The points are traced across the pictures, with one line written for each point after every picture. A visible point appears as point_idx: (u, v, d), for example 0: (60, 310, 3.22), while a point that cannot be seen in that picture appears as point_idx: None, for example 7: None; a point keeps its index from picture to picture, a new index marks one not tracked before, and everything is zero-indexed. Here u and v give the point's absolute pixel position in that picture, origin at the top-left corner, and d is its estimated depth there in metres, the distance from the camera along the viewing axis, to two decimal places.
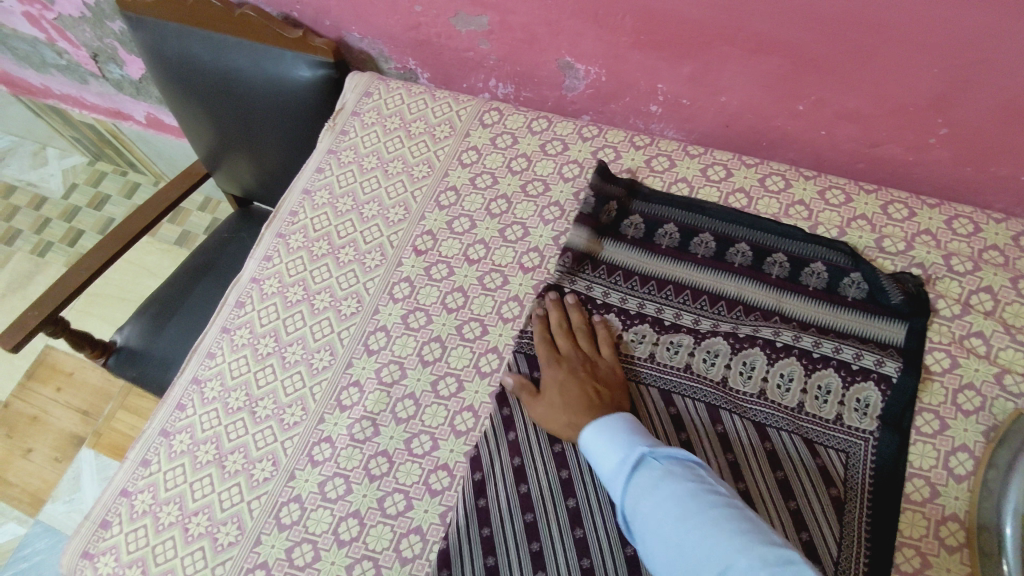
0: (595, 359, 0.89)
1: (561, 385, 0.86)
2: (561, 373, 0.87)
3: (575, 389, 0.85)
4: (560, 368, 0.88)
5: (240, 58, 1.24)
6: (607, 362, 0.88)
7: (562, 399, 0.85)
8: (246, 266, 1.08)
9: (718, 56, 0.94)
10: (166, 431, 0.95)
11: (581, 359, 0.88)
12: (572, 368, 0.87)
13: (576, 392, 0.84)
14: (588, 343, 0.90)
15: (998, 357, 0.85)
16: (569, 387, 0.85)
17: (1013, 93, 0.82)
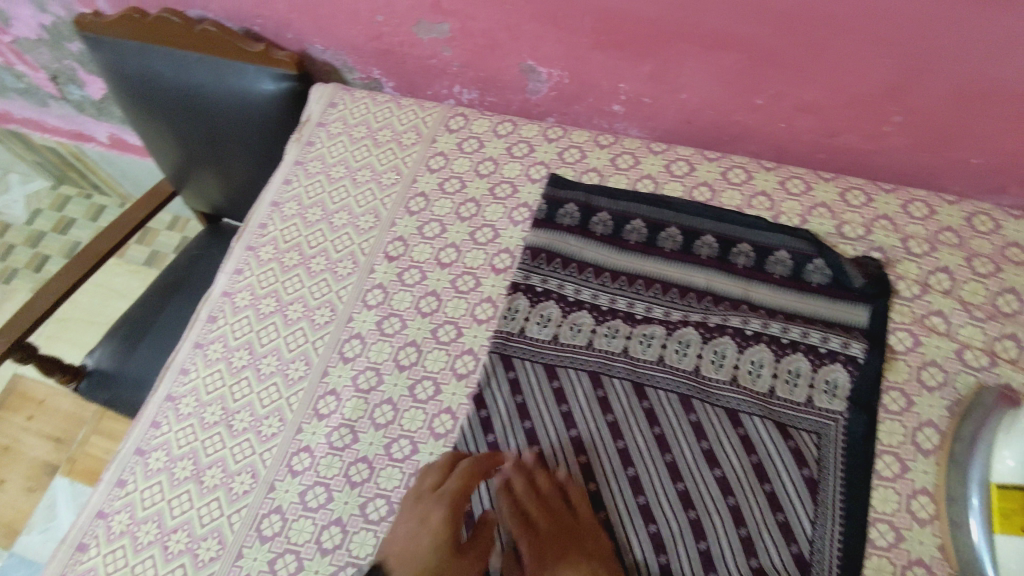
0: (435, 494, 0.79)
1: (427, 526, 0.76)
2: (405, 525, 0.78)
3: (428, 536, 0.76)
4: (421, 505, 0.79)
5: (203, 74, 1.23)
6: (450, 487, 0.79)
7: (423, 527, 0.77)
8: (217, 280, 1.07)
9: (675, 54, 0.97)
10: (142, 449, 0.94)
11: (427, 501, 0.79)
12: (420, 514, 0.78)
13: (429, 540, 0.75)
14: (444, 481, 0.80)
15: (958, 334, 0.87)
16: (419, 530, 0.77)
17: (958, 79, 0.85)
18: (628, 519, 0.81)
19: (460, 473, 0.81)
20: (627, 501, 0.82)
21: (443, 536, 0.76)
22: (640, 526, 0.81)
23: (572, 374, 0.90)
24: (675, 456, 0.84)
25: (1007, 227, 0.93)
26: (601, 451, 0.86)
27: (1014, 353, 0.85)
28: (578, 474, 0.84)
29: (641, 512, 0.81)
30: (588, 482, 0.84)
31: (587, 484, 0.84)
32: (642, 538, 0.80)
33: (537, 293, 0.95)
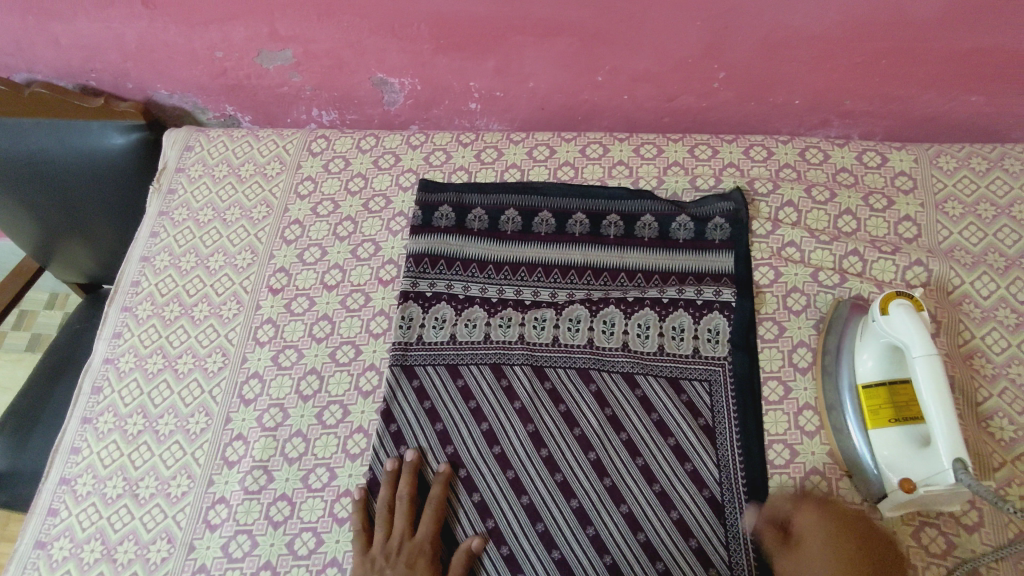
0: (414, 543, 0.82)
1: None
2: (392, 570, 0.79)
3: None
4: (387, 551, 0.81)
5: (44, 139, 1.17)
6: (426, 532, 0.83)
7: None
8: (96, 350, 1.02)
9: (514, 46, 1.01)
10: (42, 541, 0.88)
11: (400, 553, 0.81)
12: (402, 562, 0.80)
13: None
14: (409, 525, 0.83)
15: (811, 259, 0.96)
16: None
17: (765, 31, 0.93)
18: (550, 500, 0.84)
19: (402, 516, 0.83)
20: (545, 481, 0.85)
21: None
22: (562, 504, 0.84)
23: (474, 369, 0.92)
24: (583, 428, 0.88)
25: (836, 156, 1.03)
26: (512, 438, 0.88)
27: (859, 266, 0.94)
28: (495, 465, 0.87)
29: (560, 489, 0.85)
30: (506, 470, 0.86)
31: (505, 473, 0.86)
32: (565, 515, 0.83)
33: (427, 298, 0.97)
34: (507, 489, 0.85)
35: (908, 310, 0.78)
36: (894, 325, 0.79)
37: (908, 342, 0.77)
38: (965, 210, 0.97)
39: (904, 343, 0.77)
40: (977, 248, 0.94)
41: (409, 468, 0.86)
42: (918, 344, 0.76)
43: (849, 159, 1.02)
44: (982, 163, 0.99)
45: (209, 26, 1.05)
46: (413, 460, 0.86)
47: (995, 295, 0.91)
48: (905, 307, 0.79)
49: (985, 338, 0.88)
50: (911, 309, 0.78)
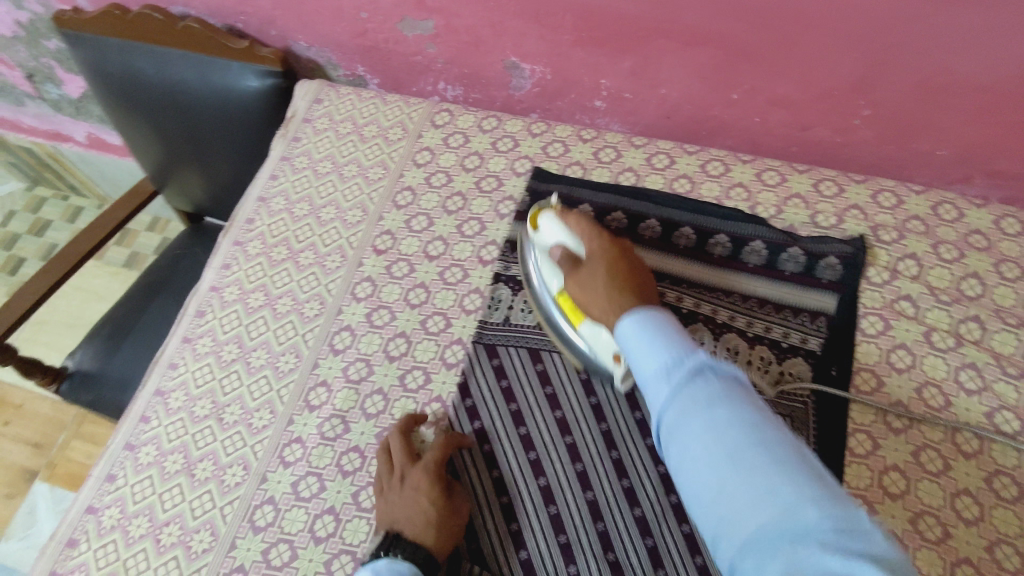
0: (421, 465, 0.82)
1: (403, 507, 0.79)
2: (404, 496, 0.80)
3: (426, 503, 0.79)
4: (399, 478, 0.82)
5: (187, 70, 1.24)
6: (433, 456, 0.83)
7: (412, 500, 0.79)
8: (204, 276, 1.07)
9: (655, 50, 1.00)
10: (131, 444, 0.94)
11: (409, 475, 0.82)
12: (411, 485, 0.80)
13: (427, 509, 0.79)
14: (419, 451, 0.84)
15: (926, 317, 0.91)
16: (410, 507, 0.79)
17: (924, 73, 0.89)
18: (614, 503, 0.82)
19: (402, 448, 0.84)
20: (612, 484, 0.84)
21: (440, 501, 0.80)
22: (625, 509, 0.82)
23: (556, 357, 0.93)
24: None
25: (970, 216, 0.97)
26: (586, 432, 0.87)
27: (978, 334, 0.90)
28: (566, 455, 0.86)
29: (625, 496, 0.83)
30: (575, 462, 0.85)
31: (574, 464, 0.85)
32: (627, 521, 0.81)
33: (518, 282, 0.98)
34: (573, 481, 0.84)
35: (552, 216, 0.90)
36: (547, 232, 0.90)
37: (568, 241, 0.88)
38: None
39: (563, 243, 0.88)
40: None
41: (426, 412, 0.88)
42: (574, 235, 0.87)
43: (984, 222, 0.97)
44: None
45: None
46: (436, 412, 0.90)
47: None
48: (548, 214, 0.90)
49: None
50: (556, 216, 0.90)
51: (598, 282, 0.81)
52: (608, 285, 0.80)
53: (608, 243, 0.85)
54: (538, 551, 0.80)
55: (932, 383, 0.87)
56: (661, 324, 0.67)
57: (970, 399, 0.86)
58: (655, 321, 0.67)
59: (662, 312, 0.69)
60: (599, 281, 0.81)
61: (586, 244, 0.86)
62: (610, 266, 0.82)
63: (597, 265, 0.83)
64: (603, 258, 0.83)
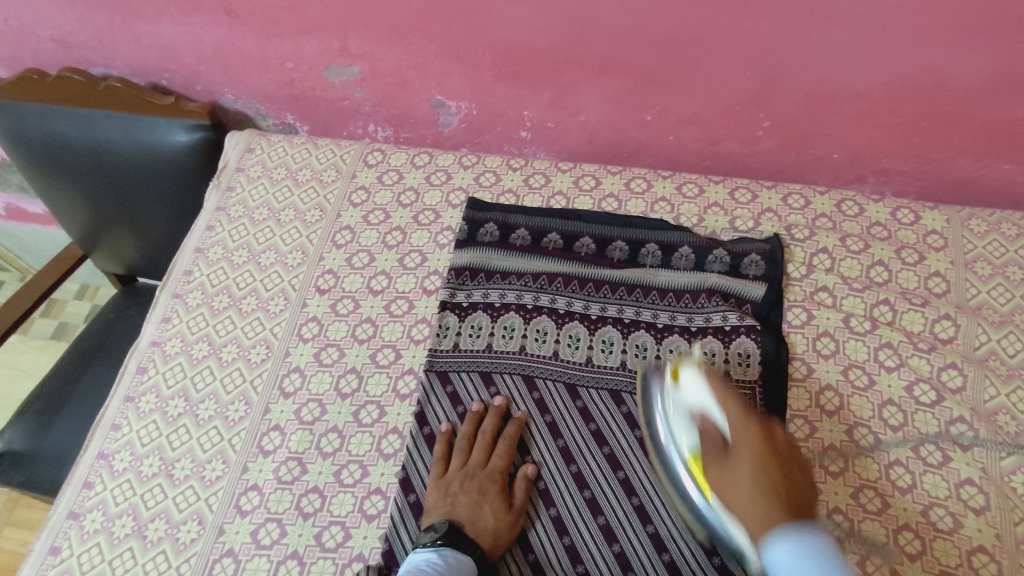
0: (486, 472, 0.87)
1: (469, 508, 0.84)
2: (465, 498, 0.85)
3: (490, 514, 0.83)
4: (461, 480, 0.87)
5: (111, 129, 1.23)
6: (497, 463, 0.88)
7: (477, 505, 0.84)
8: (143, 332, 1.05)
9: (571, 80, 1.06)
10: (74, 513, 0.89)
11: (473, 480, 0.87)
12: (475, 490, 0.86)
13: (492, 517, 0.83)
14: (484, 458, 0.89)
15: (843, 305, 0.99)
16: (475, 510, 0.84)
17: (811, 85, 0.99)
18: (578, 514, 0.85)
19: (479, 449, 0.89)
20: (574, 496, 0.86)
21: (501, 506, 0.84)
22: (589, 519, 0.84)
23: (508, 378, 0.95)
24: (613, 447, 0.89)
25: (870, 210, 1.07)
26: (544, 449, 0.90)
27: (889, 316, 0.97)
28: None
29: (588, 506, 0.85)
30: (537, 480, 0.88)
31: (535, 483, 0.87)
32: (591, 531, 0.83)
33: (463, 308, 1.00)
34: (536, 499, 0.86)
35: (698, 373, 0.81)
36: (691, 390, 0.81)
37: (711, 406, 0.78)
38: (993, 271, 1.00)
39: (705, 408, 0.79)
40: (1005, 308, 0.97)
41: (494, 410, 0.92)
42: (723, 410, 0.77)
43: (882, 214, 1.06)
44: (1011, 228, 1.03)
45: (284, 38, 1.11)
46: (499, 405, 0.92)
47: (1021, 355, 0.93)
48: (693, 368, 0.82)
49: (1010, 396, 0.90)
50: (700, 372, 0.81)
51: (745, 481, 0.70)
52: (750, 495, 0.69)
53: (773, 470, 0.71)
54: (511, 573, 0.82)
55: (855, 365, 0.94)
56: (802, 528, 0.64)
57: (890, 375, 0.92)
58: (811, 542, 0.63)
59: (813, 530, 0.64)
60: (747, 498, 0.69)
61: (728, 419, 0.77)
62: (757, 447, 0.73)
63: (747, 467, 0.72)
64: (761, 462, 0.72)
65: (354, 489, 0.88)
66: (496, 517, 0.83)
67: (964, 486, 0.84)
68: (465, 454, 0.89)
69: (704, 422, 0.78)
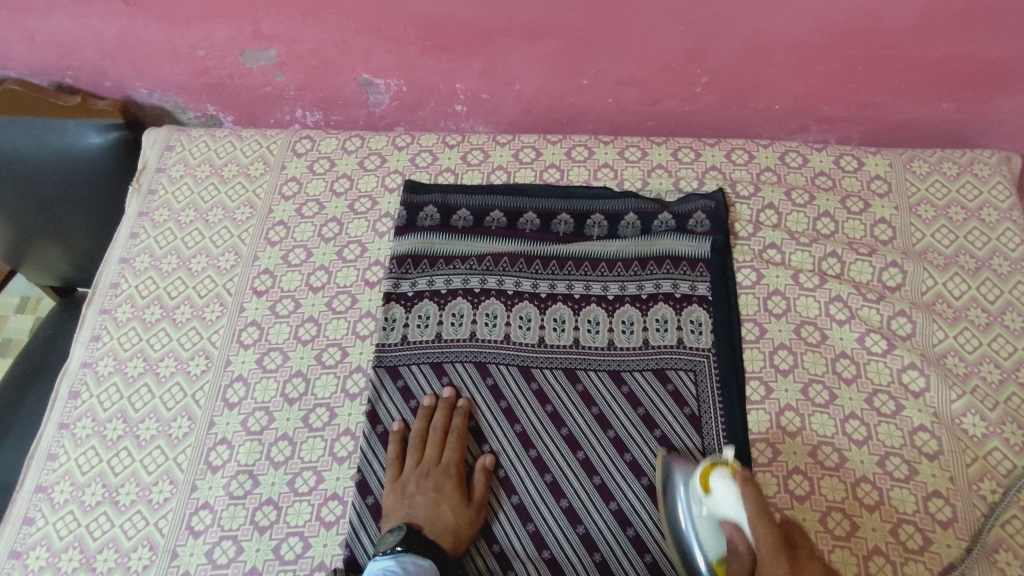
0: (441, 468, 0.85)
1: (427, 508, 0.82)
2: (422, 497, 0.83)
3: (449, 512, 0.82)
4: (417, 480, 0.85)
5: (17, 136, 1.15)
6: (452, 458, 0.86)
7: (434, 504, 0.82)
8: (74, 353, 0.99)
9: (500, 49, 1.01)
10: (17, 551, 0.85)
11: (429, 478, 0.85)
12: (431, 487, 0.84)
13: (451, 514, 0.82)
14: (438, 453, 0.86)
15: (792, 261, 0.97)
16: (433, 509, 0.82)
17: (746, 36, 0.95)
18: (540, 499, 0.83)
19: (432, 445, 0.87)
20: (534, 481, 0.85)
21: (459, 502, 0.82)
22: (552, 503, 0.83)
23: (460, 367, 0.92)
24: (570, 428, 0.87)
25: (814, 160, 1.05)
26: (501, 437, 0.88)
27: (838, 268, 0.96)
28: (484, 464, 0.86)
29: (550, 489, 0.84)
30: (495, 468, 0.86)
31: (495, 471, 0.86)
32: (555, 515, 0.82)
33: (408, 299, 0.96)
34: (497, 487, 0.85)
35: (730, 478, 0.71)
36: (720, 498, 0.71)
37: (743, 520, 0.69)
38: (937, 213, 1.00)
39: (737, 522, 0.69)
40: (949, 250, 0.97)
41: (443, 403, 0.89)
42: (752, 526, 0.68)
43: (826, 163, 1.04)
44: (953, 167, 1.03)
45: (191, 24, 1.04)
46: (446, 397, 0.90)
47: (967, 296, 0.93)
48: (724, 476, 0.71)
49: (958, 338, 0.90)
50: (733, 480, 0.70)
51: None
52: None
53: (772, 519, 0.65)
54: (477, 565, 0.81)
55: (807, 321, 0.93)
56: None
57: (841, 328, 0.92)
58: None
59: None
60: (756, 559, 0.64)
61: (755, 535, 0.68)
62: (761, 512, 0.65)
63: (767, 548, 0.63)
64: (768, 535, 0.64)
65: (310, 497, 0.85)
66: (456, 513, 0.82)
67: (918, 434, 0.84)
68: (418, 451, 0.87)
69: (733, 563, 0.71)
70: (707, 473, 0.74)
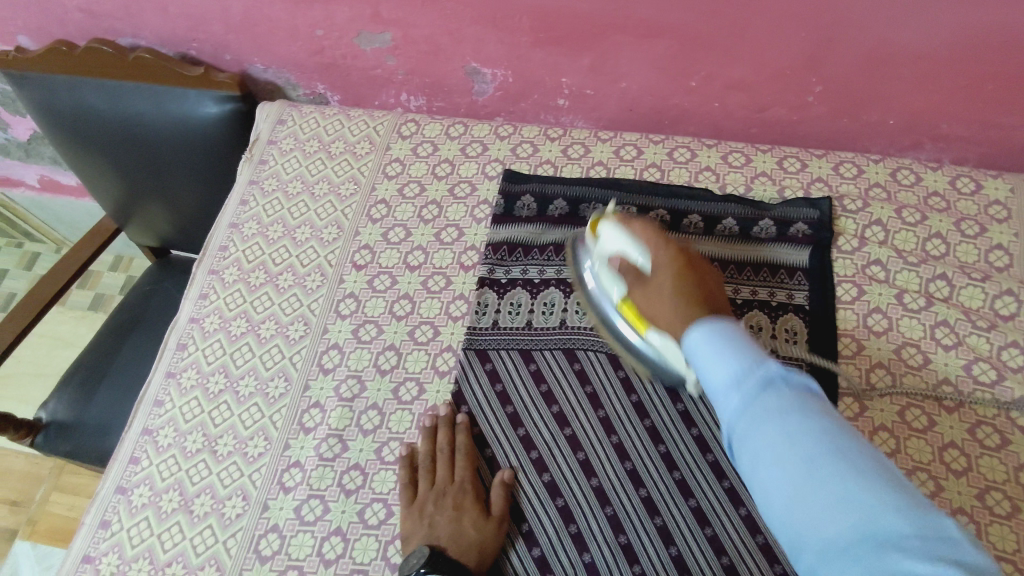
0: (456, 487, 0.85)
1: (449, 527, 0.81)
2: (443, 516, 0.82)
3: (470, 527, 0.81)
4: (433, 500, 0.84)
5: (142, 102, 1.22)
6: (465, 476, 0.85)
7: (456, 522, 0.82)
8: (182, 308, 1.05)
9: (612, 45, 1.02)
10: (122, 487, 0.91)
11: (445, 497, 0.84)
12: (450, 505, 0.83)
13: (473, 530, 0.81)
14: (450, 472, 0.86)
15: (897, 280, 0.95)
16: (455, 527, 0.81)
17: (870, 46, 0.93)
18: (619, 485, 0.84)
19: (443, 464, 0.86)
20: (615, 467, 0.85)
21: (480, 516, 0.82)
22: (631, 491, 0.83)
23: (548, 354, 0.93)
24: (654, 420, 0.87)
25: (928, 179, 1.02)
26: (584, 420, 0.88)
27: (947, 291, 0.93)
28: (566, 446, 0.87)
29: (630, 477, 0.84)
30: (576, 451, 0.86)
31: (575, 454, 0.86)
32: (634, 502, 0.83)
33: (502, 285, 0.98)
34: (577, 470, 0.85)
35: (614, 224, 0.84)
36: (609, 239, 0.83)
37: (628, 248, 0.81)
38: None
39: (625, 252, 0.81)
40: None
41: (445, 420, 0.89)
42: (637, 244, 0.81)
43: (940, 183, 1.01)
44: None
45: (315, 4, 1.08)
46: (447, 414, 0.89)
47: None
48: (612, 224, 0.84)
49: None
50: (620, 224, 0.83)
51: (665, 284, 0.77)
52: (672, 301, 0.75)
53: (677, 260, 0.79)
54: (551, 543, 0.81)
55: (910, 342, 0.90)
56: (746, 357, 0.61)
57: (947, 353, 0.89)
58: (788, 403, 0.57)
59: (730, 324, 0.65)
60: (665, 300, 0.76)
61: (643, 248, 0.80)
62: (678, 274, 0.78)
63: (665, 278, 0.78)
64: (669, 273, 0.78)
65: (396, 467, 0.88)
66: (478, 530, 0.81)
67: None
68: (428, 474, 0.86)
69: (631, 261, 0.81)
70: (597, 228, 0.87)
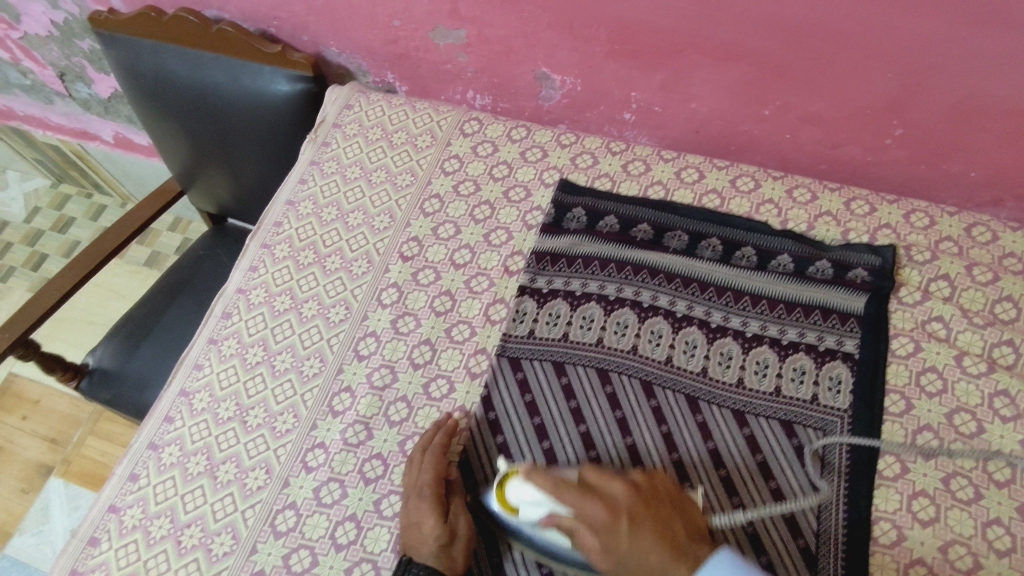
0: (418, 486, 0.82)
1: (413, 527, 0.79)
2: (412, 518, 0.80)
3: (429, 525, 0.78)
4: (409, 500, 0.82)
5: (217, 73, 1.25)
6: (428, 475, 0.82)
7: (419, 521, 0.79)
8: (231, 278, 1.08)
9: (687, 65, 1.00)
10: (154, 444, 0.94)
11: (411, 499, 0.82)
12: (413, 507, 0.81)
13: (431, 528, 0.78)
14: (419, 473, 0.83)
15: (957, 340, 0.90)
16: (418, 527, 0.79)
17: (961, 95, 0.89)
18: None
19: (413, 465, 0.84)
20: None
21: (437, 514, 0.79)
22: None
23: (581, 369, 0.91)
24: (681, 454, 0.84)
25: (1005, 239, 0.97)
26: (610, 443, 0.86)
27: (1011, 359, 0.88)
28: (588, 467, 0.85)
29: None
30: None
31: None
32: None
33: (542, 294, 0.97)
34: None
35: (525, 478, 0.73)
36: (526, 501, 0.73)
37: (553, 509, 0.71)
38: None
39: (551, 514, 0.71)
40: None
41: (435, 424, 0.88)
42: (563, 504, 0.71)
43: (1018, 244, 0.96)
44: None
45: None
46: (442, 418, 0.89)
47: None
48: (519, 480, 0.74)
49: None
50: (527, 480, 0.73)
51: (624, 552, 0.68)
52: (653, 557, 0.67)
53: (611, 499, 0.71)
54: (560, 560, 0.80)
55: (964, 408, 0.85)
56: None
57: (1004, 425, 0.84)
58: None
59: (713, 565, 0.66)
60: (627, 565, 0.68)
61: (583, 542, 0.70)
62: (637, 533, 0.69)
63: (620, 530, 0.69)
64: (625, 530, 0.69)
65: None
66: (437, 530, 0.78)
67: None
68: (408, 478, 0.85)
69: (557, 517, 0.71)
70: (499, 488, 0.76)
